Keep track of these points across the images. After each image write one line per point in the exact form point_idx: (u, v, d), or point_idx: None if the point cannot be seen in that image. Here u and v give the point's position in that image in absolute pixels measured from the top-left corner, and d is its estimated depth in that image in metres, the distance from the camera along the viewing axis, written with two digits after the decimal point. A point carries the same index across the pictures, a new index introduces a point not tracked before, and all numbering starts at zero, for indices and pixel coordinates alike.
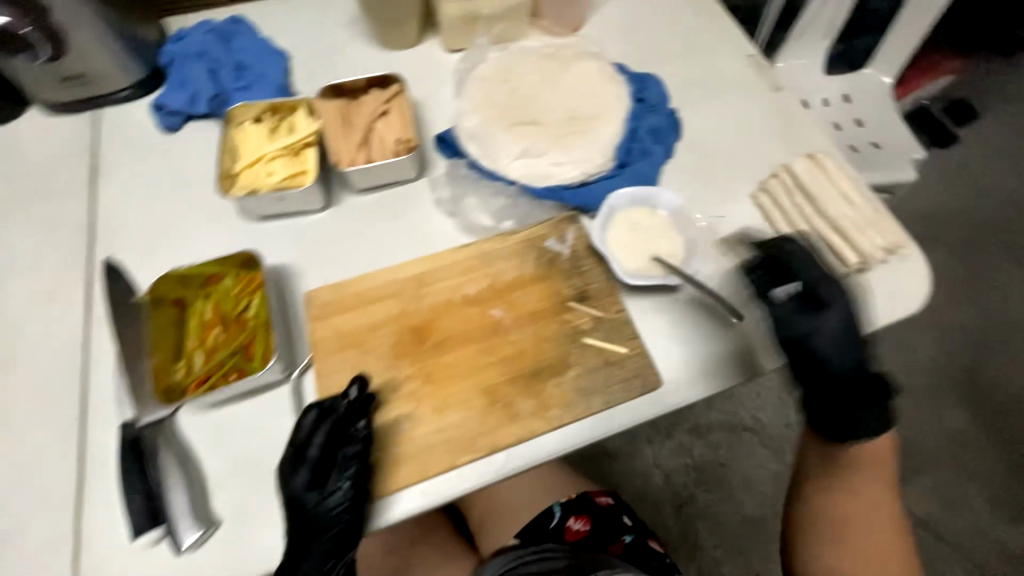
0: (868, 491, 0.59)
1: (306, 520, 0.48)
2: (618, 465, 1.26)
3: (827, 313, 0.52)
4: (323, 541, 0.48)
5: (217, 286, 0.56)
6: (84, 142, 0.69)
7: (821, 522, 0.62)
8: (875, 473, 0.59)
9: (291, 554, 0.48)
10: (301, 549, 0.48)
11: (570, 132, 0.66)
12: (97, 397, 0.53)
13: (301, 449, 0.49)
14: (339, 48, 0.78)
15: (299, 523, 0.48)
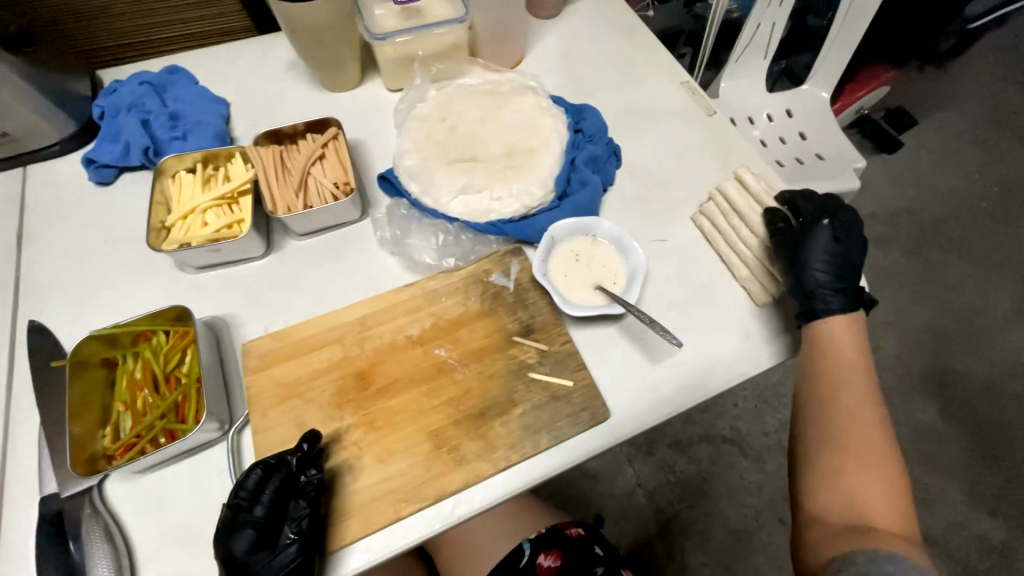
0: (864, 411, 0.55)
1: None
2: (599, 487, 1.24)
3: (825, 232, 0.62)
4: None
5: (146, 344, 0.54)
6: (14, 200, 0.67)
7: (825, 451, 0.55)
8: (860, 391, 0.56)
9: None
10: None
11: (509, 166, 0.67)
12: (19, 471, 0.50)
13: (237, 517, 0.46)
14: (284, 94, 0.78)
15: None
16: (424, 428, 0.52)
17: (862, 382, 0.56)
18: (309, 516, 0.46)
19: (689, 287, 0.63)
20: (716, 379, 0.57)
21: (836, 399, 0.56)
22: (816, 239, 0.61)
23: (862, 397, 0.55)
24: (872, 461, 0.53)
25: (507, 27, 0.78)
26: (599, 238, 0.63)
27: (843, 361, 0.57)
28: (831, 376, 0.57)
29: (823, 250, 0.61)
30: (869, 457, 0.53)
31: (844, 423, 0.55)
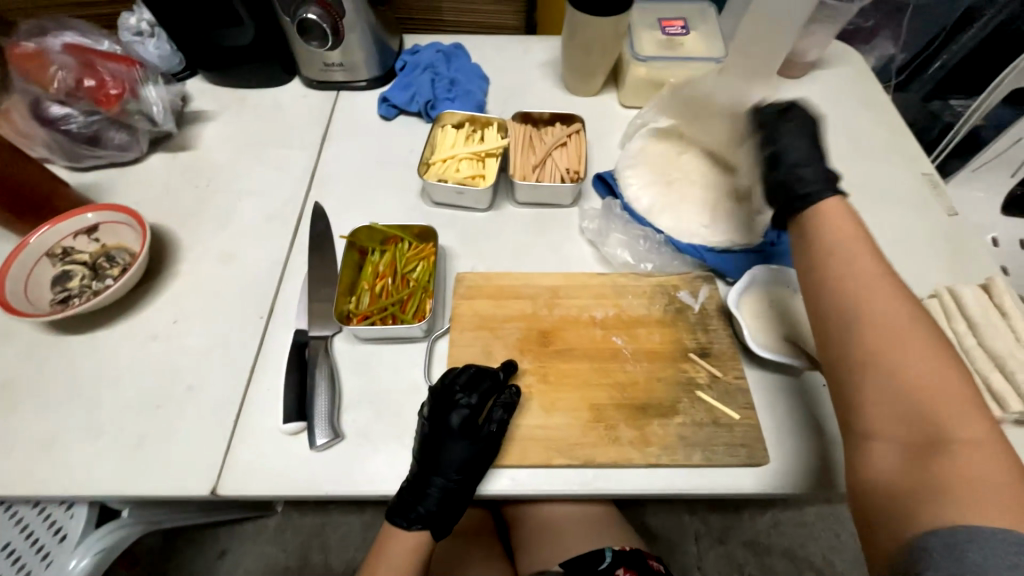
0: (913, 345, 0.41)
1: (430, 460, 0.54)
2: (658, 549, 1.18)
3: (777, 136, 0.59)
4: (439, 482, 0.54)
5: (395, 246, 0.67)
6: (323, 112, 0.87)
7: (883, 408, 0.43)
8: (903, 325, 0.42)
9: (413, 482, 0.54)
10: (423, 483, 0.54)
11: (722, 200, 0.70)
12: (282, 305, 0.65)
13: (446, 398, 0.55)
14: (533, 86, 0.90)
15: (424, 459, 0.54)
16: (590, 399, 0.56)
17: (905, 315, 0.43)
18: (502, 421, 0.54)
19: None
20: None
21: (864, 334, 0.43)
22: (808, 145, 0.57)
23: (896, 318, 0.43)
24: (946, 416, 0.39)
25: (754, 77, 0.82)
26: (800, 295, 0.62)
27: (869, 294, 0.44)
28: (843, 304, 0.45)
29: (800, 151, 0.57)
30: (952, 416, 0.39)
31: (878, 356, 0.42)
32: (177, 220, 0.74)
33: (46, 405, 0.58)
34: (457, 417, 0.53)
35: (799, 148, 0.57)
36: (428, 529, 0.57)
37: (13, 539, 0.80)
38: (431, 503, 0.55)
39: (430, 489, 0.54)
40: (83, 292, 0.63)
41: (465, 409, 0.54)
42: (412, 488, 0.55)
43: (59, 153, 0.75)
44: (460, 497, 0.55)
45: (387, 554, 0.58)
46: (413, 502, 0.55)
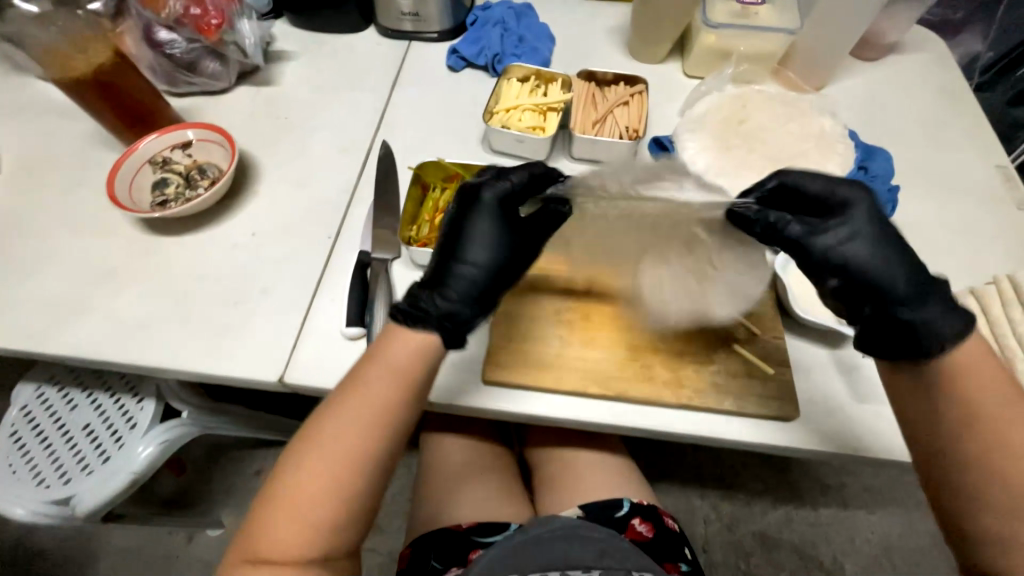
0: (1001, 410, 0.46)
1: (456, 236, 0.55)
2: None
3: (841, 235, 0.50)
4: (462, 261, 0.54)
5: (456, 184, 0.70)
6: (395, 60, 0.91)
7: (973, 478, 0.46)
8: (995, 393, 0.46)
9: (438, 263, 0.55)
10: (444, 267, 0.54)
11: (783, 168, 0.70)
12: (349, 229, 0.70)
13: (481, 184, 0.56)
14: (599, 49, 0.91)
15: (450, 235, 0.55)
16: (629, 341, 0.59)
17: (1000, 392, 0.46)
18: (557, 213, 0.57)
19: None
20: None
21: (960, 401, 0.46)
22: (880, 246, 0.49)
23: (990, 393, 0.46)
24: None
25: (828, 53, 0.80)
26: None
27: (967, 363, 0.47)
28: (959, 379, 0.46)
29: (890, 272, 0.49)
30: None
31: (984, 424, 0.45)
32: (258, 146, 0.80)
33: (142, 292, 0.66)
34: (493, 197, 0.55)
35: (874, 257, 0.49)
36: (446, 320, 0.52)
37: (91, 421, 0.94)
38: (446, 293, 0.53)
39: (450, 269, 0.54)
40: (178, 198, 0.70)
41: (500, 188, 0.55)
42: (437, 269, 0.54)
43: (160, 77, 0.82)
44: (479, 288, 0.53)
45: (361, 392, 0.50)
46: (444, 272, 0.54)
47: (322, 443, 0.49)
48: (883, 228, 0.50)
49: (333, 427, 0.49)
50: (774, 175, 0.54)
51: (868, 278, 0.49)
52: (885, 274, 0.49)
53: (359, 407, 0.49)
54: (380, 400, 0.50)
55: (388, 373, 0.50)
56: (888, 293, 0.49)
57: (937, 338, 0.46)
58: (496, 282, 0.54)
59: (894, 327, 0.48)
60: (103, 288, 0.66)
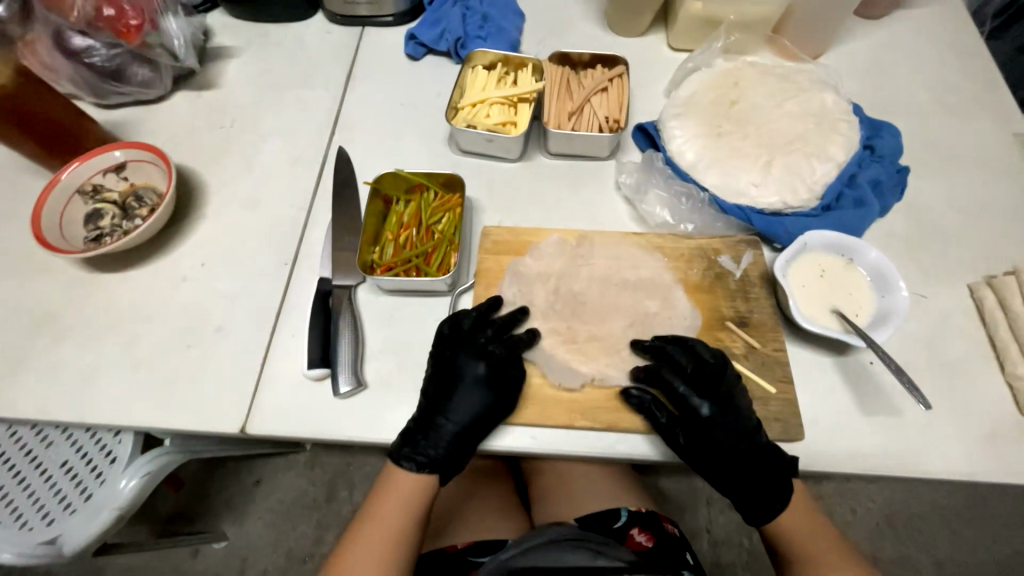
0: (823, 543, 0.51)
1: (436, 392, 0.54)
2: (670, 509, 1.20)
3: (710, 424, 0.50)
4: (441, 424, 0.53)
5: (420, 195, 0.64)
6: (347, 50, 0.82)
7: None
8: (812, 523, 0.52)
9: (422, 415, 0.53)
10: (425, 422, 0.53)
11: (783, 153, 0.62)
12: (307, 253, 0.64)
13: (470, 338, 0.55)
14: (574, 23, 0.82)
15: (430, 390, 0.54)
16: (616, 363, 0.54)
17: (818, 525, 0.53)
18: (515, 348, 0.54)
19: (937, 358, 0.55)
20: (937, 464, 0.51)
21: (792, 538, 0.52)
22: (751, 447, 0.50)
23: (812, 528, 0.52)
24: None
25: (828, 15, 0.72)
26: (855, 263, 0.57)
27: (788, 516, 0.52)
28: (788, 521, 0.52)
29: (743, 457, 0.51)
30: None
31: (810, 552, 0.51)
32: (203, 162, 0.72)
33: (85, 339, 0.60)
34: (480, 366, 0.54)
35: (744, 451, 0.50)
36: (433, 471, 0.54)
37: (70, 458, 0.91)
38: (427, 449, 0.53)
39: (431, 426, 0.53)
40: (114, 231, 0.63)
41: (491, 359, 0.54)
42: (420, 423, 0.53)
43: (85, 89, 0.74)
44: (448, 451, 0.53)
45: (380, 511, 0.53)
46: (422, 436, 0.53)
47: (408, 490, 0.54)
48: (744, 423, 0.49)
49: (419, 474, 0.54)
50: (688, 345, 0.52)
51: (731, 463, 0.51)
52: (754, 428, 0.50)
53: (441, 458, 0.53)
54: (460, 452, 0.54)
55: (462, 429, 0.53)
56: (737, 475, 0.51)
57: (778, 502, 0.52)
58: (476, 438, 0.53)
59: (743, 492, 0.52)
60: (42, 337, 0.60)
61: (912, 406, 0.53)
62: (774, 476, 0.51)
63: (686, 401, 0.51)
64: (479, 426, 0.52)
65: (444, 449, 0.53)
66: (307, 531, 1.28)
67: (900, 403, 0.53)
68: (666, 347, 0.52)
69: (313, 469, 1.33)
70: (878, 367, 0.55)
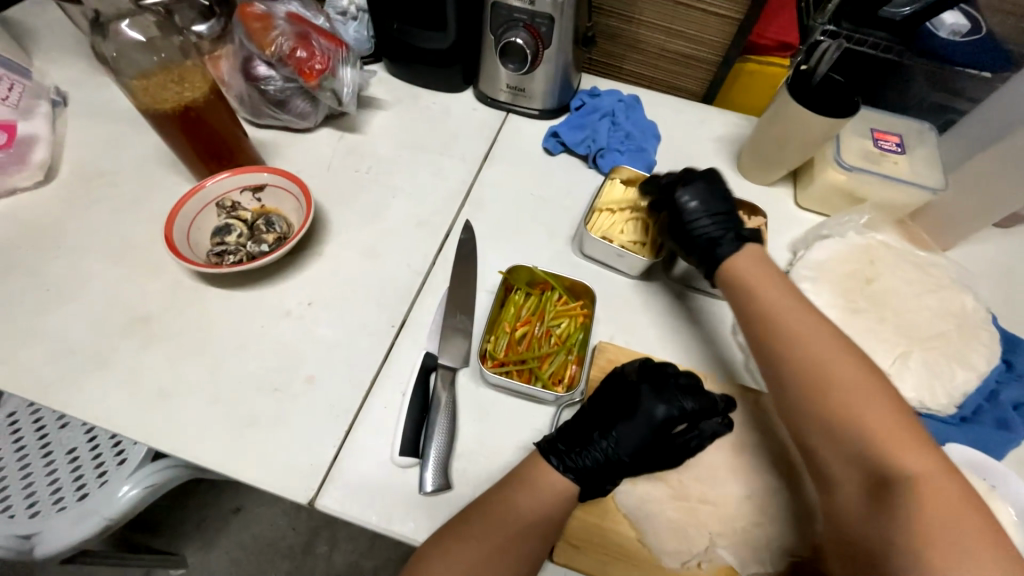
0: (860, 397, 0.45)
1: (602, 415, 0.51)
2: None
3: (697, 188, 0.63)
4: (600, 441, 0.49)
5: (544, 293, 0.63)
6: (489, 130, 0.86)
7: (831, 435, 0.45)
8: (822, 334, 0.50)
9: (580, 426, 0.50)
10: (584, 437, 0.49)
11: (920, 347, 0.60)
12: (416, 320, 0.62)
13: (660, 385, 0.52)
14: (706, 157, 0.85)
15: (591, 415, 0.51)
16: (729, 539, 0.49)
17: (806, 314, 0.52)
18: (704, 407, 0.51)
19: None
20: None
21: (796, 370, 0.49)
22: (718, 214, 0.61)
23: (846, 373, 0.47)
24: (904, 448, 0.42)
25: (970, 218, 0.72)
26: (1002, 494, 0.51)
27: (811, 348, 0.49)
28: (775, 330, 0.51)
29: (710, 219, 0.61)
30: (871, 428, 0.44)
31: (817, 380, 0.47)
32: (332, 200, 0.74)
33: (174, 351, 0.58)
34: (669, 408, 0.50)
35: (711, 217, 0.61)
36: (577, 485, 0.48)
37: (78, 446, 0.85)
38: (577, 461, 0.48)
39: (585, 439, 0.49)
40: (237, 250, 0.63)
41: (680, 411, 0.50)
42: (577, 431, 0.50)
43: (246, 107, 0.78)
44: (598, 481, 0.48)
45: (518, 501, 0.46)
46: (584, 439, 0.49)
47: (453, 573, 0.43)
48: (720, 194, 0.62)
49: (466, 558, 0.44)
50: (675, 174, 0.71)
51: (701, 227, 0.60)
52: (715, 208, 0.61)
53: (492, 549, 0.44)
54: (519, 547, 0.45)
55: (524, 518, 0.45)
56: (704, 228, 0.60)
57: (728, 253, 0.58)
58: (630, 466, 0.50)
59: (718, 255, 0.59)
60: (133, 338, 0.59)
61: None
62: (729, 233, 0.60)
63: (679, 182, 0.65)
64: (642, 454, 0.50)
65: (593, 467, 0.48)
66: None
67: None
68: (654, 176, 0.70)
69: (300, 513, 1.21)
70: None
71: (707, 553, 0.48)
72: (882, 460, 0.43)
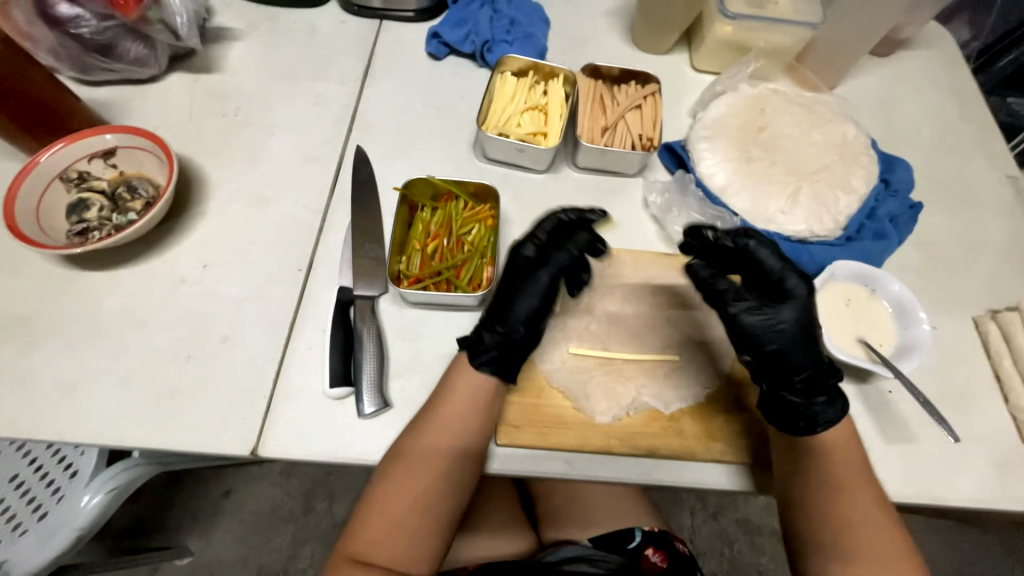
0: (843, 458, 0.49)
1: (516, 283, 0.53)
2: (673, 496, 1.12)
3: (777, 321, 0.49)
4: (520, 309, 0.52)
5: (449, 203, 0.61)
6: (364, 44, 0.77)
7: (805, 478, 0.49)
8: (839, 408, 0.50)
9: (491, 312, 0.53)
10: (506, 304, 0.52)
11: (808, 184, 0.64)
12: (325, 258, 0.59)
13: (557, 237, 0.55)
14: (600, 35, 0.81)
15: (506, 286, 0.53)
16: (652, 387, 0.54)
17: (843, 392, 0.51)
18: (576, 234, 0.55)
19: (950, 389, 0.58)
20: (953, 491, 0.53)
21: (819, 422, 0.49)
22: (807, 350, 0.49)
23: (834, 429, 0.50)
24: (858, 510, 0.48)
25: (849, 49, 0.74)
26: (877, 294, 0.59)
27: None
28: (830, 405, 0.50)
29: (800, 356, 0.49)
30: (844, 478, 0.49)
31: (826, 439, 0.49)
32: (202, 151, 0.66)
33: (66, 345, 0.54)
34: (567, 253, 0.53)
35: (800, 352, 0.49)
36: (502, 364, 0.51)
37: (21, 471, 0.80)
38: (498, 333, 0.51)
39: (498, 321, 0.52)
40: (102, 226, 0.57)
41: (574, 254, 0.53)
42: (491, 317, 0.52)
43: (66, 63, 0.66)
44: (512, 348, 0.51)
45: (433, 426, 0.49)
46: (496, 322, 0.52)
47: (392, 492, 0.48)
48: (818, 343, 0.50)
49: (401, 473, 0.48)
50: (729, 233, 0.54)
51: (783, 364, 0.49)
52: (800, 343, 0.49)
53: (427, 466, 0.48)
54: (446, 454, 0.48)
55: (448, 430, 0.49)
56: (781, 371, 0.49)
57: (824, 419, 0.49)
58: (535, 325, 0.52)
59: (778, 402, 0.50)
60: (13, 341, 0.53)
61: (934, 434, 0.55)
62: (811, 377, 0.49)
63: (774, 283, 0.51)
64: (543, 311, 0.52)
65: (515, 342, 0.51)
66: (283, 545, 1.16)
67: (921, 432, 0.55)
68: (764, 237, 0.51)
69: (290, 479, 1.21)
70: (897, 393, 0.57)
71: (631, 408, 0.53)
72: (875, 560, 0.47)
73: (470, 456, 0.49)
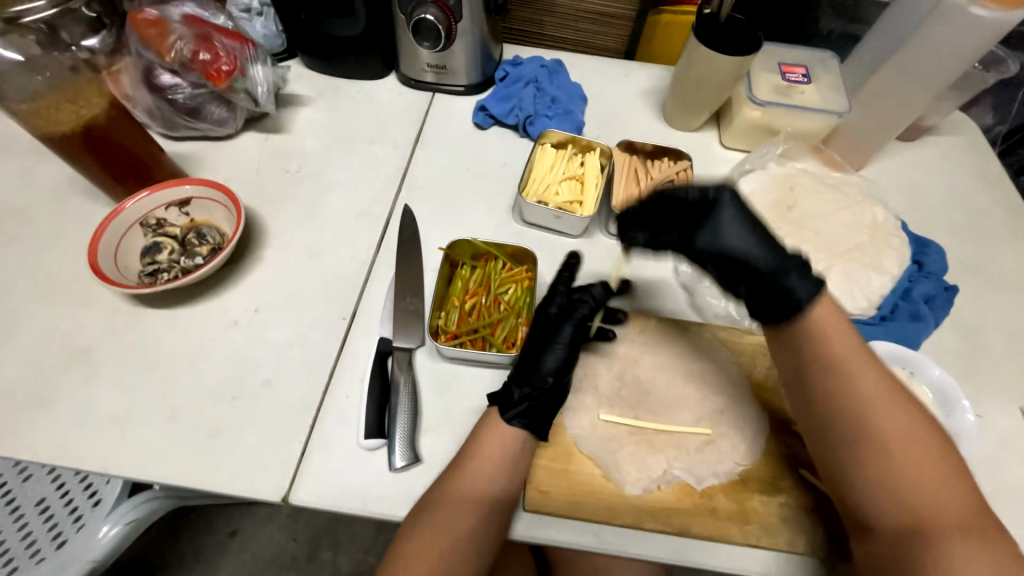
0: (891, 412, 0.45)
1: (541, 343, 0.55)
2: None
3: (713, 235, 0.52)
4: (546, 368, 0.53)
5: (488, 263, 0.64)
6: (417, 113, 0.85)
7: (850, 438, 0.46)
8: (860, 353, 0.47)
9: (520, 366, 0.55)
10: (533, 360, 0.54)
11: (839, 262, 0.66)
12: (367, 309, 0.62)
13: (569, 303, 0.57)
14: (634, 112, 0.87)
15: (534, 343, 0.56)
16: (683, 460, 0.53)
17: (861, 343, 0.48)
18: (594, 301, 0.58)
19: (1001, 484, 0.55)
20: None
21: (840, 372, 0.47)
22: (758, 241, 0.51)
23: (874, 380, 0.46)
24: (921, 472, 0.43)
25: (875, 135, 0.77)
26: (918, 377, 0.57)
27: None
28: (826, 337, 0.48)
29: (753, 251, 0.51)
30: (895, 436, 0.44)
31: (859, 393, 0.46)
32: (265, 203, 0.72)
33: (122, 377, 0.57)
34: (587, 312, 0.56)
35: (752, 246, 0.51)
36: (533, 417, 0.52)
37: (47, 496, 0.81)
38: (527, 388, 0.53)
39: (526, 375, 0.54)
40: (171, 267, 0.62)
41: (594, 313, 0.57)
42: (521, 372, 0.54)
43: (157, 120, 0.75)
44: (541, 405, 0.52)
45: (464, 485, 0.49)
46: (524, 376, 0.54)
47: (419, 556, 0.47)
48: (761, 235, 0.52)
49: (430, 537, 0.47)
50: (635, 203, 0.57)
51: (742, 262, 0.51)
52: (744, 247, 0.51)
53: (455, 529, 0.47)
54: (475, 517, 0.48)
55: (478, 491, 0.49)
56: (743, 268, 0.51)
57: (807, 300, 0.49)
58: (559, 379, 0.53)
59: (757, 298, 0.51)
60: (75, 370, 0.57)
61: None
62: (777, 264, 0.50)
63: (699, 206, 0.53)
64: (566, 363, 0.54)
65: (545, 395, 0.52)
66: None
67: None
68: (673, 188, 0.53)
69: (297, 524, 1.18)
70: None
71: (663, 482, 0.52)
72: (955, 535, 0.41)
73: (498, 519, 0.49)
